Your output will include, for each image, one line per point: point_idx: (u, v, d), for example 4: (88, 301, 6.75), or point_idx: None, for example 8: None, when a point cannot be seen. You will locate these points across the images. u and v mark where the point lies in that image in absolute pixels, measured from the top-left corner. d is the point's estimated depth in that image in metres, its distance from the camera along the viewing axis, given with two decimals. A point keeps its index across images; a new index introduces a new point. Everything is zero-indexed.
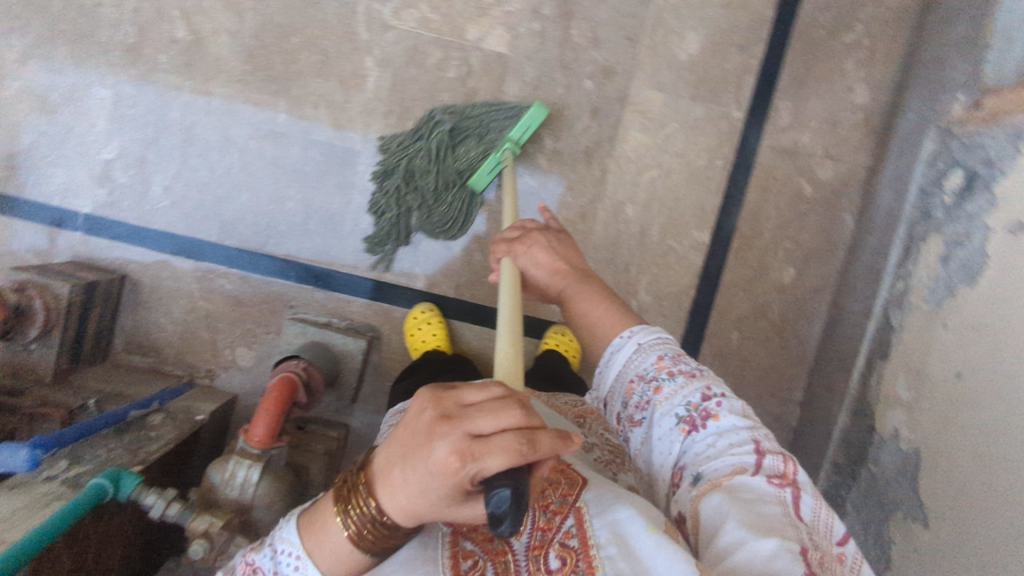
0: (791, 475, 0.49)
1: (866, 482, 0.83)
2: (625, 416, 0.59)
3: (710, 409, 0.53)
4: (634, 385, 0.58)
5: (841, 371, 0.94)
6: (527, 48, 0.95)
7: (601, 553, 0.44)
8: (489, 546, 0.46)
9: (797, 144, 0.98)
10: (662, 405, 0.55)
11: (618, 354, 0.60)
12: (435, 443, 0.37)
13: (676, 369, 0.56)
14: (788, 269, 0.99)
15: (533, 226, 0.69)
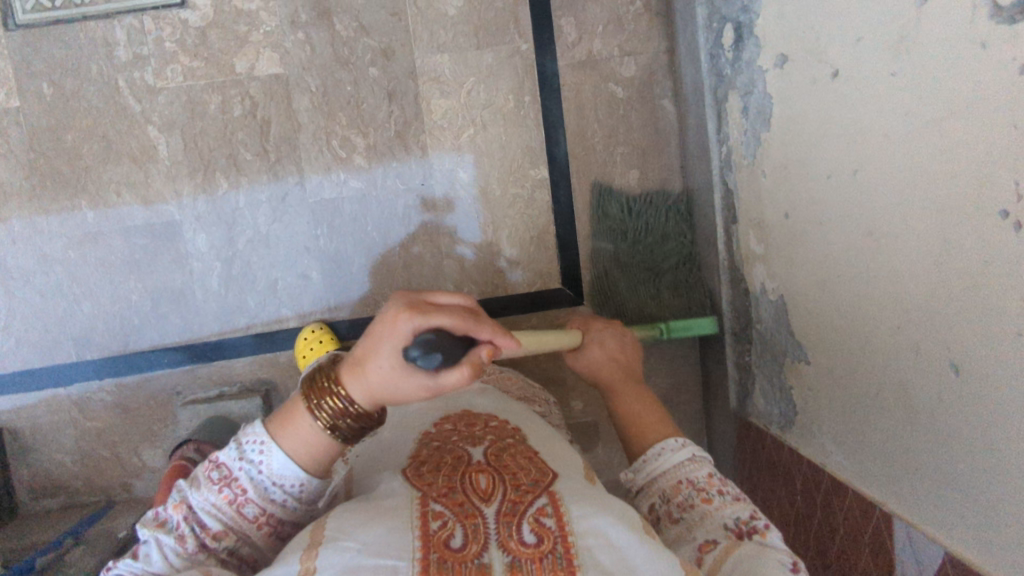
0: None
1: (759, 343, 0.85)
2: (665, 514, 0.57)
3: (758, 526, 0.52)
4: (682, 487, 0.57)
5: (710, 248, 0.95)
6: (300, 59, 0.93)
7: (579, 541, 0.41)
8: (457, 510, 0.43)
9: (593, 51, 0.98)
10: (711, 514, 0.54)
11: (657, 456, 0.60)
12: (393, 307, 0.44)
13: (724, 489, 0.56)
14: (631, 172, 1.00)
15: (604, 323, 0.77)
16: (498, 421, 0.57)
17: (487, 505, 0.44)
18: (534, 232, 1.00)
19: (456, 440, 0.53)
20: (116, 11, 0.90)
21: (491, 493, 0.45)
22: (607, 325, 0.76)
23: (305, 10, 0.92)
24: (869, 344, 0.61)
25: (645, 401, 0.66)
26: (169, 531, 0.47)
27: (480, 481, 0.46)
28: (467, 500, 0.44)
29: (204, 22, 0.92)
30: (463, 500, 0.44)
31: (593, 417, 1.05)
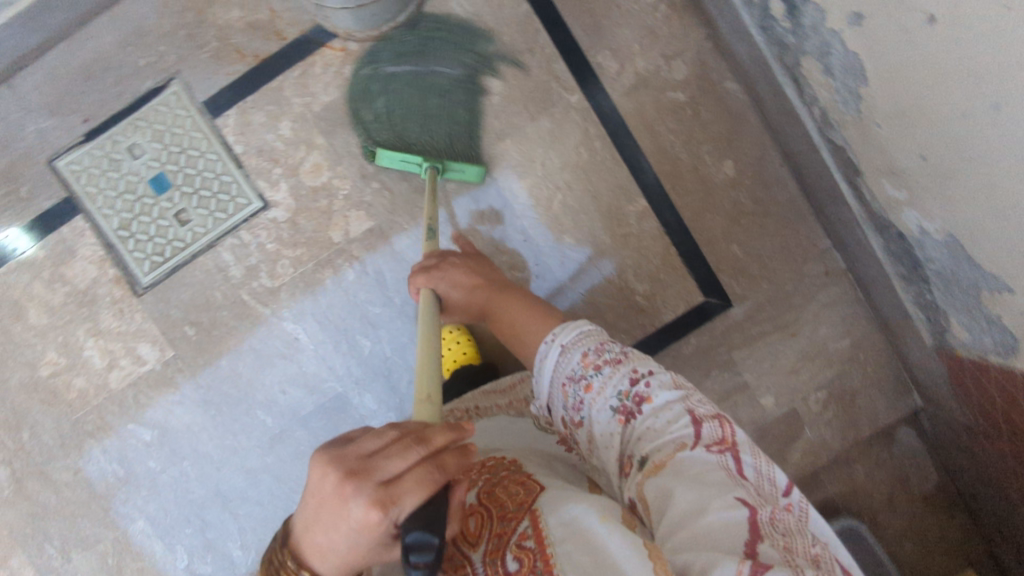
0: (730, 438, 0.56)
1: (939, 280, 0.80)
2: (569, 420, 0.62)
3: (642, 393, 0.58)
4: (568, 387, 0.61)
5: (838, 204, 0.92)
6: (384, 205, 0.97)
7: (556, 548, 0.46)
8: (447, 564, 0.49)
9: (638, 70, 0.97)
10: (597, 401, 0.59)
11: (545, 358, 0.64)
12: (350, 501, 0.39)
13: (604, 363, 0.60)
14: (724, 164, 0.98)
15: (444, 257, 0.86)
16: (497, 459, 0.61)
17: (474, 549, 0.49)
18: (658, 260, 0.99)
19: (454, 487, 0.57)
20: (215, 239, 0.96)
21: (479, 535, 0.50)
22: (437, 262, 0.84)
23: (370, 160, 0.96)
24: None
25: (519, 301, 0.78)
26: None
27: (471, 524, 0.51)
28: (459, 549, 0.50)
29: (289, 212, 0.96)
30: (454, 550, 0.50)
31: (790, 406, 1.02)
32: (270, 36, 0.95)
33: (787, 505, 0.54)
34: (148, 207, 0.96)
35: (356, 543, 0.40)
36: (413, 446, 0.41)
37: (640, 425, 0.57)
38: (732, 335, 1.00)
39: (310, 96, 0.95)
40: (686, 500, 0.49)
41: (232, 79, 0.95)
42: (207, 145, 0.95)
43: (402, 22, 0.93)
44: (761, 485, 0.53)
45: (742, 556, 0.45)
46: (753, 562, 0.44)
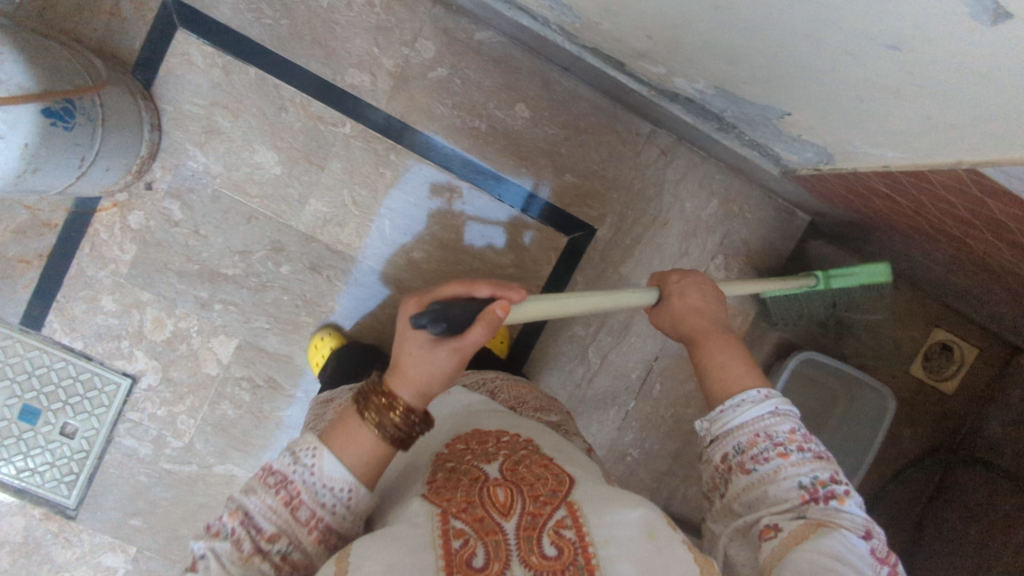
0: (890, 558, 0.47)
1: (741, 122, 0.79)
2: (733, 468, 0.51)
3: (835, 491, 0.48)
4: (758, 440, 0.51)
5: (630, 92, 0.89)
6: (237, 319, 0.95)
7: (601, 552, 0.40)
8: (477, 527, 0.41)
9: (391, 70, 0.93)
10: (787, 470, 0.49)
11: (744, 402, 0.52)
12: (413, 309, 0.49)
13: (806, 445, 0.50)
14: (517, 107, 0.95)
15: (684, 270, 0.65)
16: (511, 432, 0.54)
17: (506, 519, 0.42)
18: (508, 226, 0.98)
19: (469, 455, 0.50)
20: (109, 432, 0.96)
21: (510, 506, 0.43)
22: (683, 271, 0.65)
23: (200, 287, 0.94)
24: (814, 74, 0.57)
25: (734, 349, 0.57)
26: (224, 538, 0.42)
27: (497, 494, 0.44)
28: (488, 516, 0.42)
29: (158, 372, 0.95)
30: (483, 514, 0.42)
31: None
32: (40, 230, 0.91)
33: None
34: (33, 439, 0.95)
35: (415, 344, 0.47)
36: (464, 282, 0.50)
37: (829, 518, 0.46)
38: (612, 252, 0.99)
39: (112, 262, 0.93)
40: (836, 564, 0.42)
41: (32, 288, 0.92)
42: (50, 356, 0.94)
43: (146, 153, 0.89)
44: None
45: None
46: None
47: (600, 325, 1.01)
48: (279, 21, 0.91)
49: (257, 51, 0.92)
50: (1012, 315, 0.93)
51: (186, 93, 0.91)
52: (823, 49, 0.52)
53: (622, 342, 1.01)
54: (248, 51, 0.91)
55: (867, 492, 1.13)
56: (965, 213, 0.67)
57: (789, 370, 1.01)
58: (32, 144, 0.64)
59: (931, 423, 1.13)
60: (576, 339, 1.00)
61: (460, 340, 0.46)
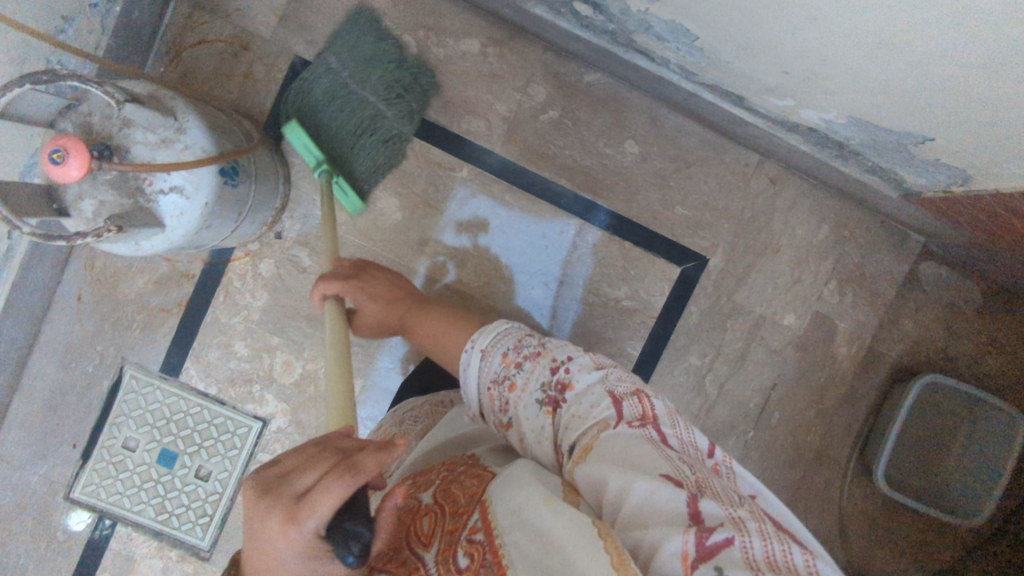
0: (651, 412, 0.53)
1: (868, 148, 0.80)
2: (497, 423, 0.59)
3: (564, 380, 0.56)
4: (493, 390, 0.59)
5: (742, 125, 0.91)
6: (362, 360, 0.98)
7: (505, 540, 0.43)
8: (401, 569, 0.46)
9: (505, 115, 0.97)
10: (523, 396, 0.57)
11: (466, 367, 0.62)
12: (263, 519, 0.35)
13: (522, 359, 0.59)
14: (627, 144, 0.98)
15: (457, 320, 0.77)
16: (464, 457, 0.60)
17: (428, 549, 0.47)
18: (621, 260, 0.99)
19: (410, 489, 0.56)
20: (241, 474, 0.98)
21: (433, 535, 0.48)
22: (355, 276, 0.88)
23: (326, 330, 0.97)
24: (982, 86, 0.58)
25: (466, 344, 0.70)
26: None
27: (425, 525, 0.50)
28: (410, 556, 0.47)
29: (287, 415, 0.98)
30: (406, 556, 0.47)
31: (812, 311, 1.01)
32: (179, 281, 0.96)
33: (714, 466, 0.51)
34: (170, 482, 0.98)
35: (275, 570, 0.35)
36: (330, 463, 0.36)
37: (564, 411, 0.54)
38: (726, 281, 1.00)
39: (244, 308, 0.97)
40: (619, 474, 0.45)
41: (172, 336, 0.97)
42: (186, 402, 0.98)
43: (280, 204, 0.94)
44: (689, 455, 0.50)
45: (684, 528, 0.41)
46: (695, 530, 0.40)
47: (715, 355, 1.01)
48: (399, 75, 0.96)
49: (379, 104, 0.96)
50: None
51: None
52: (1005, 61, 0.53)
53: (738, 371, 1.01)
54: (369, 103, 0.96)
55: (999, 524, 1.08)
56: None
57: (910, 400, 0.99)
58: (211, 204, 0.69)
59: None
60: (692, 370, 1.01)
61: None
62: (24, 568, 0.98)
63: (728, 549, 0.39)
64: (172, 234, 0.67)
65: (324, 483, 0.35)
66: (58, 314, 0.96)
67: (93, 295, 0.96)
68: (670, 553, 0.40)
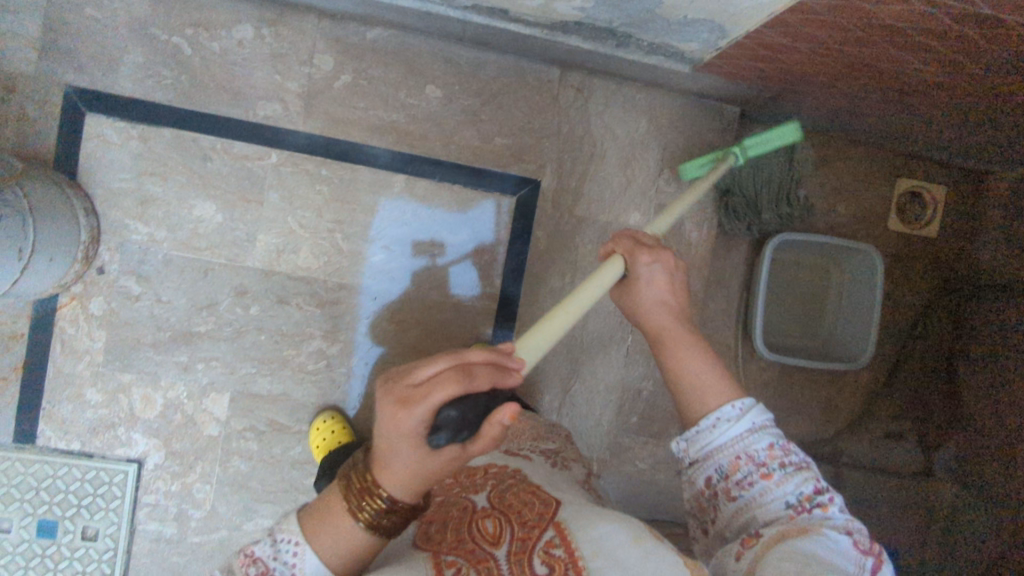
0: (874, 548, 0.49)
1: (631, 28, 0.80)
2: (719, 490, 0.57)
3: (822, 501, 0.53)
4: (739, 462, 0.55)
5: (525, 40, 0.91)
6: (222, 372, 0.95)
7: (589, 563, 0.44)
8: (469, 558, 0.46)
9: (299, 91, 0.95)
10: (775, 488, 0.54)
11: (721, 420, 0.57)
12: (387, 402, 0.43)
13: (787, 460, 0.55)
14: (428, 90, 0.97)
15: (653, 247, 0.68)
16: (499, 466, 0.60)
17: (496, 548, 0.47)
18: (455, 203, 0.98)
19: (460, 488, 0.55)
20: (130, 523, 0.94)
21: (499, 537, 0.48)
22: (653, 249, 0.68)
23: (178, 352, 0.94)
24: None
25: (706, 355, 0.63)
26: None
27: (488, 526, 0.49)
28: (478, 548, 0.47)
29: (161, 448, 0.94)
30: (473, 546, 0.47)
31: (655, 205, 1.03)
32: (9, 344, 0.92)
33: None
34: (58, 552, 0.93)
35: (396, 440, 0.43)
36: (449, 369, 0.42)
37: (809, 520, 0.51)
38: (563, 197, 1.00)
39: (87, 353, 0.93)
40: (814, 547, 0.46)
41: (16, 402, 0.92)
42: (53, 465, 0.93)
43: (89, 237, 0.90)
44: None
45: None
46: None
47: (573, 272, 1.01)
48: (179, 78, 0.93)
49: (167, 112, 0.93)
50: (991, 142, 0.95)
51: (111, 171, 0.93)
52: None
53: None
54: (156, 114, 0.93)
55: (886, 365, 1.15)
56: (875, 40, 0.69)
57: (767, 261, 1.03)
58: None
59: (924, 279, 1.16)
60: (556, 293, 1.01)
61: (460, 450, 0.43)
62: None
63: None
64: None
65: (435, 371, 0.42)
66: None
67: None
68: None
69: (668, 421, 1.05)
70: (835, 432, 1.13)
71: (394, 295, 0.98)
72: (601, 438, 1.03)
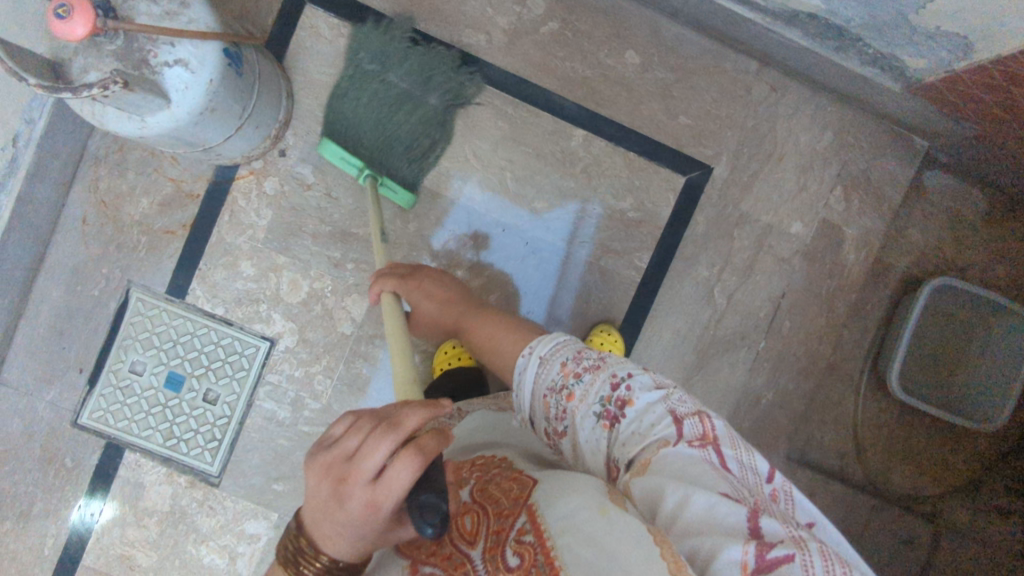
0: (713, 434, 0.53)
1: (867, 31, 0.79)
2: (552, 430, 0.61)
3: (624, 395, 0.57)
4: (551, 397, 0.61)
5: (741, 26, 0.91)
6: (368, 277, 0.98)
7: (558, 543, 0.43)
8: (446, 564, 0.47)
9: (505, 28, 0.98)
10: (581, 407, 0.58)
11: (525, 369, 0.64)
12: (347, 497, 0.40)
13: (581, 371, 0.60)
14: (626, 54, 0.98)
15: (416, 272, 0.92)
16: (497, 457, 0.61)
17: (471, 546, 0.47)
18: (626, 170, 0.99)
19: None
20: (249, 396, 0.98)
21: (475, 533, 0.49)
22: (413, 269, 0.92)
23: (333, 247, 0.97)
24: None
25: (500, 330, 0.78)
26: None
27: (466, 523, 0.50)
28: (455, 551, 0.48)
29: (295, 334, 0.98)
30: (451, 551, 0.48)
31: (818, 219, 1.01)
32: (184, 201, 0.96)
33: (774, 492, 0.50)
34: (178, 407, 0.97)
35: (348, 530, 0.41)
36: (395, 435, 0.40)
37: (625, 427, 0.55)
38: (731, 189, 1.00)
39: (250, 228, 0.97)
40: (671, 482, 0.47)
41: (178, 257, 0.97)
42: (193, 324, 0.97)
43: (283, 118, 0.94)
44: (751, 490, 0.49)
45: (744, 540, 0.41)
46: (756, 544, 0.41)
47: (723, 265, 1.00)
48: None
49: (380, 20, 0.97)
50: None
51: (315, 63, 0.97)
52: None
53: (747, 280, 1.01)
54: (370, 20, 0.97)
55: (1021, 424, 1.08)
56: None
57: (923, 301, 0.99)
58: (215, 80, 0.68)
59: None
60: (701, 281, 1.00)
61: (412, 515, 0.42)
62: (32, 497, 0.96)
63: (789, 566, 0.40)
64: (178, 110, 0.67)
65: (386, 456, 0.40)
66: (64, 238, 0.96)
67: (98, 218, 0.96)
68: (730, 560, 0.40)
69: (779, 435, 1.03)
70: (941, 492, 1.07)
71: (558, 251, 0.99)
72: None
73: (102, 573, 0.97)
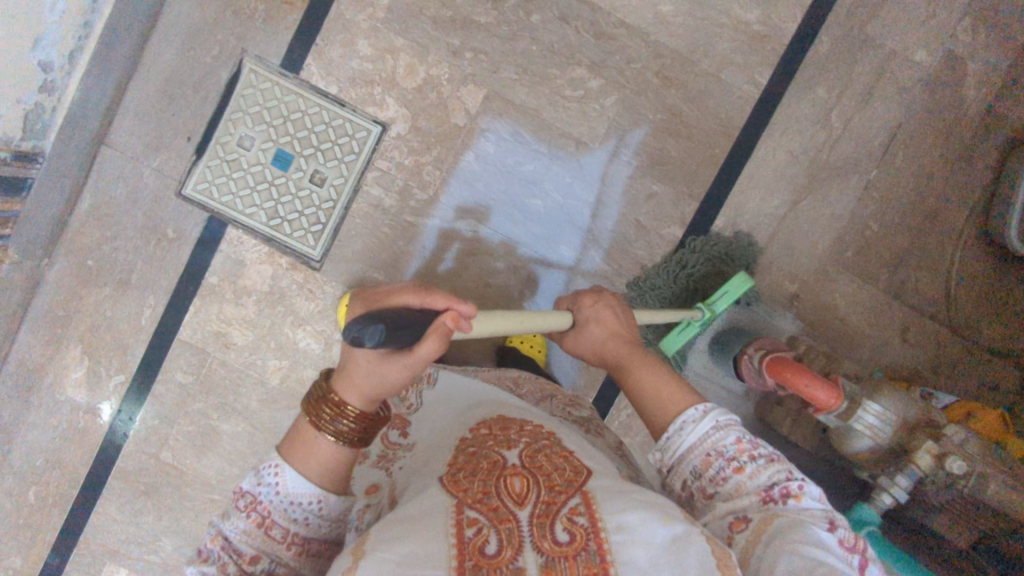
0: (858, 546, 0.48)
1: None
2: (697, 488, 0.54)
3: (791, 488, 0.50)
4: (710, 460, 0.53)
5: None
6: (486, 69, 0.96)
7: (613, 537, 0.43)
8: (492, 515, 0.45)
9: None
10: (747, 483, 0.51)
11: (685, 425, 0.55)
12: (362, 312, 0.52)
13: (757, 452, 0.52)
14: None
15: (595, 293, 0.71)
16: (532, 423, 0.56)
17: (520, 507, 0.46)
18: None
19: (490, 440, 0.53)
20: (357, 181, 0.97)
21: (524, 495, 0.46)
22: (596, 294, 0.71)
23: (452, 34, 0.96)
24: None
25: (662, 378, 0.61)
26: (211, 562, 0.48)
27: (514, 484, 0.47)
28: (502, 504, 0.46)
29: (408, 121, 0.97)
30: (497, 503, 0.46)
31: (943, 49, 1.00)
32: None
33: None
34: (285, 186, 0.96)
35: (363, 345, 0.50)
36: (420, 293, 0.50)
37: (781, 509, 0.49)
38: (860, 11, 0.98)
39: (370, 6, 0.95)
40: (805, 560, 0.44)
41: (294, 30, 0.95)
42: (305, 102, 0.96)
43: None
44: None
45: None
46: None
47: (843, 88, 0.99)
48: None
49: None
50: None
51: None
52: None
53: (865, 107, 1.00)
54: None
55: None
56: None
57: None
58: None
59: None
60: (820, 103, 0.99)
61: (412, 356, 0.48)
62: (133, 266, 0.96)
63: None
64: None
65: (405, 297, 0.50)
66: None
67: None
68: None
69: (880, 268, 1.02)
70: None
71: (680, 56, 0.98)
72: (810, 260, 1.01)
73: (199, 347, 0.97)
